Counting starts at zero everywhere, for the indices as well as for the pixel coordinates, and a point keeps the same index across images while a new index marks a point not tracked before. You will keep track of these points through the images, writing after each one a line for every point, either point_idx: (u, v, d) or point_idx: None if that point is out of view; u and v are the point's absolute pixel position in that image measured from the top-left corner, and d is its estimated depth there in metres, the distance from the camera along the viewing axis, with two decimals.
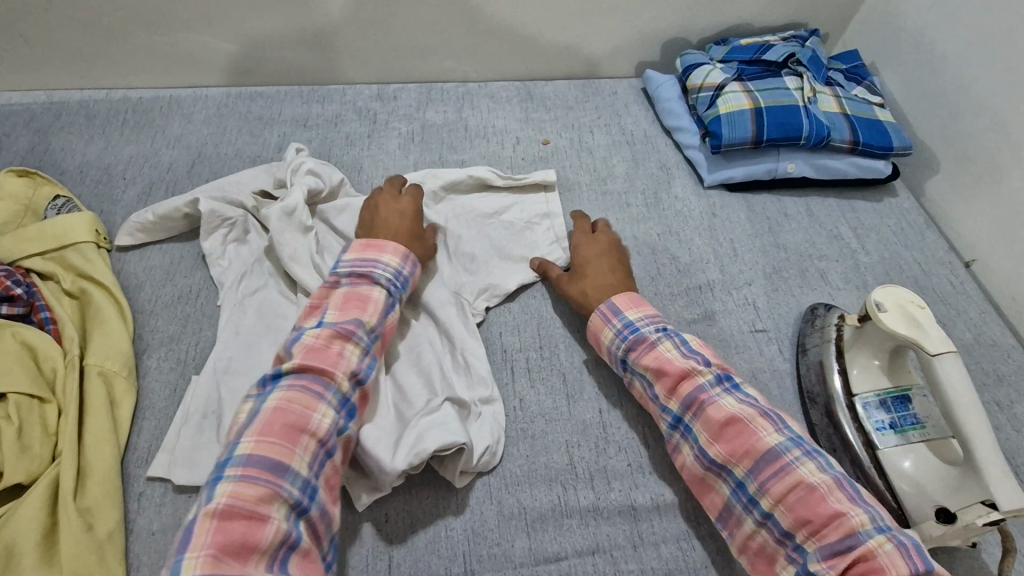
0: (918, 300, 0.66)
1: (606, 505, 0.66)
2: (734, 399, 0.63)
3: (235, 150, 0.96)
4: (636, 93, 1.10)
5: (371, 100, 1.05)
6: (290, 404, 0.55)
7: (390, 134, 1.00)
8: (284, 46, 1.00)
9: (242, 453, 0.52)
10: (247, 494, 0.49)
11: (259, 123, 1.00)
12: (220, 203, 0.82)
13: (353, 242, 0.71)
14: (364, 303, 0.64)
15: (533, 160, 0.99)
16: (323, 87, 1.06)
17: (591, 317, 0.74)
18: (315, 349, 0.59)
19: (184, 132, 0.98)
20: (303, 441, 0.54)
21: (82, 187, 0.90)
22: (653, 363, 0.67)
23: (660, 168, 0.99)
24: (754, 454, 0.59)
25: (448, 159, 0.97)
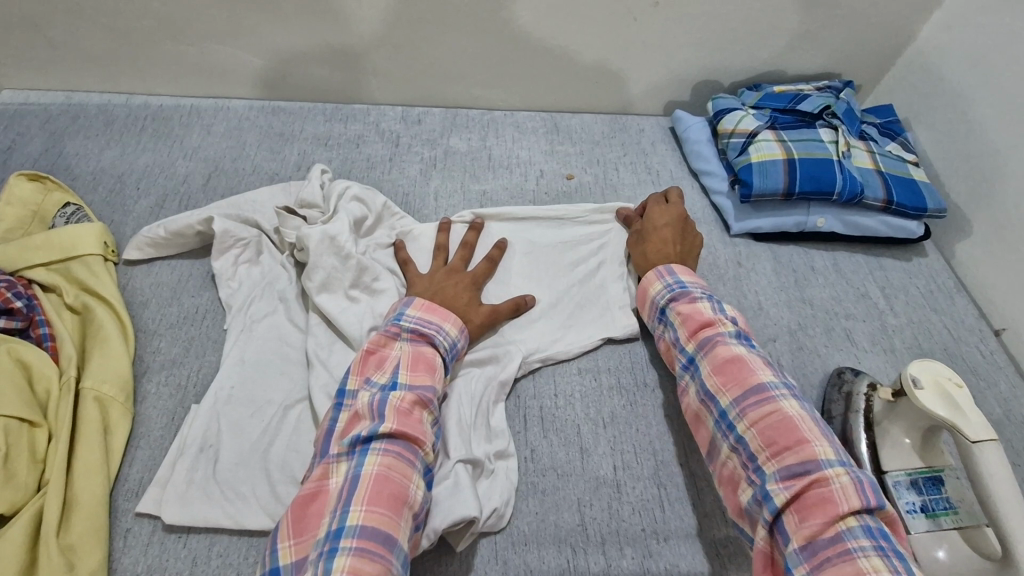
0: (955, 378, 0.63)
1: (617, 573, 0.63)
2: (745, 347, 0.65)
3: (253, 165, 0.94)
4: (663, 132, 1.08)
5: (395, 122, 1.03)
6: (389, 474, 0.55)
7: (412, 159, 0.98)
8: (310, 63, 0.99)
9: (354, 526, 0.51)
10: (365, 572, 0.49)
11: (280, 139, 0.98)
12: (233, 223, 0.79)
13: (415, 298, 0.70)
14: (432, 366, 0.65)
15: (557, 195, 0.96)
16: (347, 106, 1.04)
17: (646, 275, 0.77)
18: (401, 413, 0.59)
19: (203, 143, 0.96)
20: (404, 512, 0.54)
21: (95, 194, 0.87)
22: (684, 312, 0.70)
23: (685, 212, 0.96)
24: (743, 384, 0.61)
25: (469, 188, 0.95)
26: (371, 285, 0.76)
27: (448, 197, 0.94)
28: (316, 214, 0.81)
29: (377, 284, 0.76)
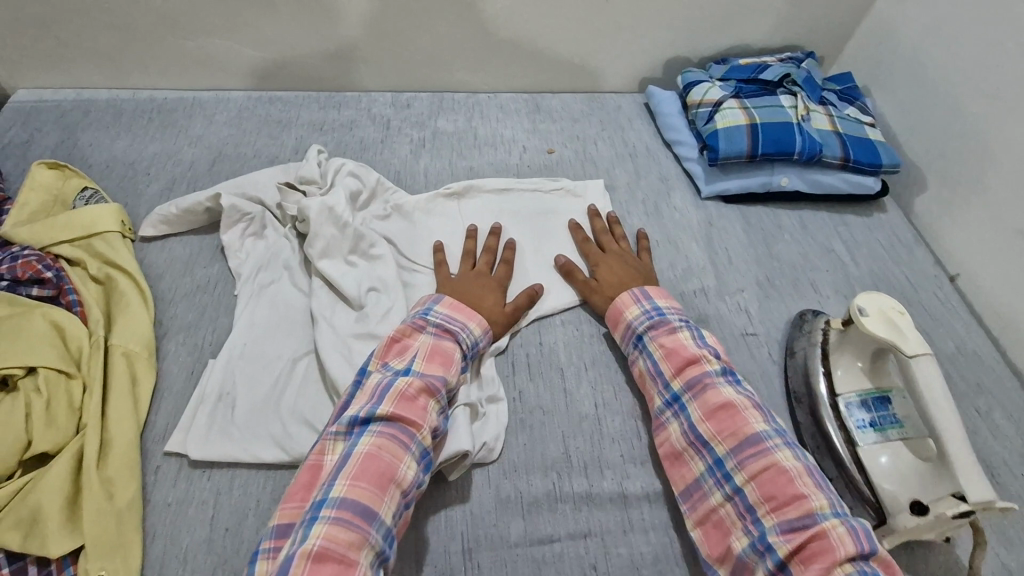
0: (899, 308, 0.70)
1: (598, 492, 0.69)
2: (733, 389, 0.69)
3: (255, 150, 1.01)
4: (639, 107, 1.15)
5: (386, 107, 1.09)
6: (380, 452, 0.60)
7: (403, 140, 1.04)
8: (305, 54, 1.05)
9: (336, 497, 0.57)
10: (340, 538, 0.55)
11: (278, 126, 1.04)
12: (240, 200, 0.86)
13: (445, 296, 0.76)
14: (448, 360, 0.70)
15: (539, 168, 1.03)
16: (339, 93, 1.11)
17: (620, 296, 0.80)
18: (405, 398, 0.64)
19: (206, 132, 1.03)
20: (389, 491, 0.59)
21: (110, 182, 0.94)
22: (668, 345, 0.73)
23: (659, 180, 1.03)
24: (738, 436, 0.65)
25: (457, 165, 1.02)
26: (368, 252, 0.84)
27: (437, 173, 1.01)
28: (315, 189, 0.88)
29: (374, 249, 0.84)
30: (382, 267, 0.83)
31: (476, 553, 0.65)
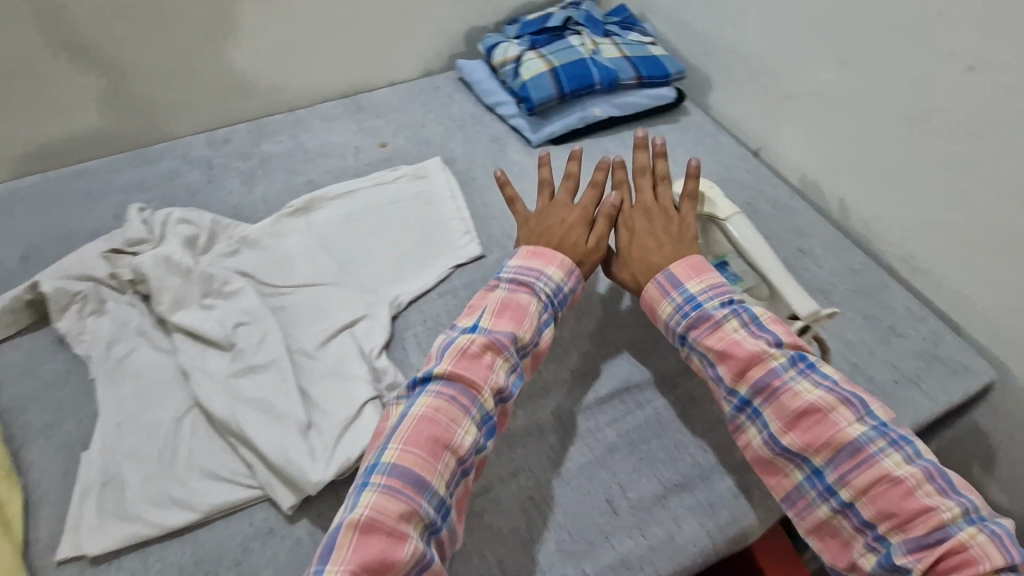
0: (709, 183, 0.85)
1: (515, 432, 0.76)
2: (812, 383, 0.66)
3: (68, 229, 0.92)
4: (455, 82, 1.20)
5: (201, 147, 1.04)
6: (437, 415, 0.62)
7: (231, 175, 1.01)
8: (88, 118, 0.97)
9: (387, 463, 0.59)
10: (388, 510, 0.56)
11: (86, 198, 0.96)
12: (64, 279, 0.79)
13: (519, 248, 0.78)
14: (520, 312, 0.71)
15: (378, 163, 1.05)
16: (145, 147, 1.04)
17: (519, 296, 0.72)
18: (467, 359, 0.66)
19: (2, 225, 0.92)
20: (442, 457, 0.60)
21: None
22: (717, 346, 0.70)
23: (490, 142, 1.09)
24: (835, 445, 0.63)
25: (296, 183, 1.01)
26: (223, 290, 0.81)
27: (277, 196, 0.99)
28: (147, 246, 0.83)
29: (230, 286, 0.81)
30: (246, 300, 0.80)
31: None
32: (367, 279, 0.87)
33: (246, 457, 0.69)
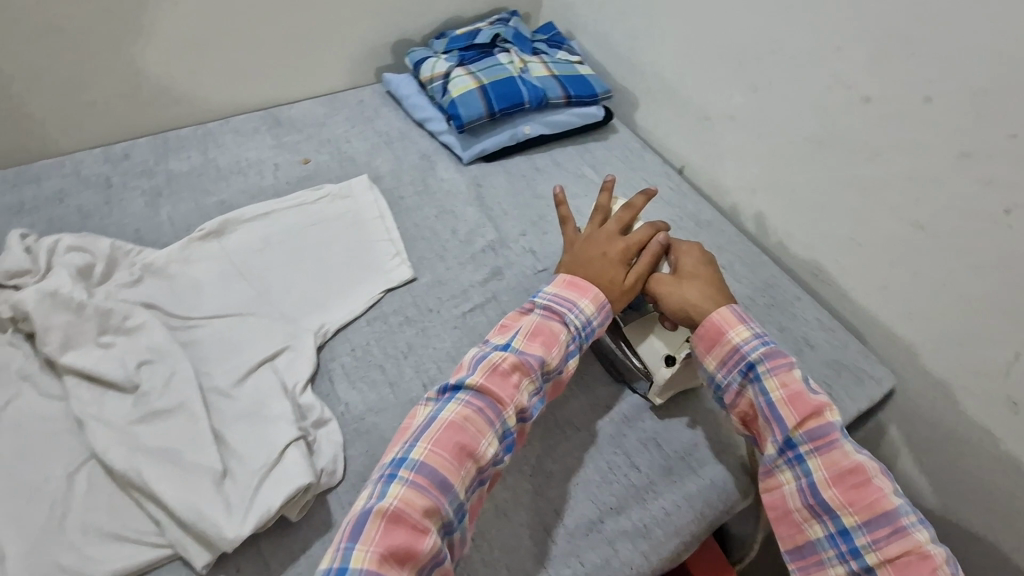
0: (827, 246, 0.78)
1: (638, 461, 0.76)
2: (856, 447, 0.64)
3: (265, 151, 1.01)
4: (639, 86, 1.16)
5: (390, 107, 1.13)
6: (465, 425, 0.60)
7: (411, 139, 1.08)
8: (311, 62, 1.08)
9: (415, 459, 0.58)
10: (415, 504, 0.55)
11: (286, 127, 1.05)
12: (265, 212, 0.91)
13: (556, 276, 0.75)
14: (553, 339, 0.69)
15: (546, 163, 1.08)
16: (340, 95, 1.13)
17: (718, 311, 0.70)
18: (497, 373, 0.64)
19: (216, 134, 1.02)
20: (466, 465, 0.59)
21: (128, 180, 0.94)
22: (790, 386, 0.65)
23: (655, 154, 1.15)
24: (874, 508, 0.61)
25: (468, 158, 1.04)
26: (386, 258, 0.90)
27: (448, 169, 1.04)
28: (334, 200, 0.95)
29: (393, 256, 0.91)
30: (402, 274, 0.89)
31: (525, 525, 0.69)
32: (515, 262, 0.93)
33: (380, 395, 0.77)
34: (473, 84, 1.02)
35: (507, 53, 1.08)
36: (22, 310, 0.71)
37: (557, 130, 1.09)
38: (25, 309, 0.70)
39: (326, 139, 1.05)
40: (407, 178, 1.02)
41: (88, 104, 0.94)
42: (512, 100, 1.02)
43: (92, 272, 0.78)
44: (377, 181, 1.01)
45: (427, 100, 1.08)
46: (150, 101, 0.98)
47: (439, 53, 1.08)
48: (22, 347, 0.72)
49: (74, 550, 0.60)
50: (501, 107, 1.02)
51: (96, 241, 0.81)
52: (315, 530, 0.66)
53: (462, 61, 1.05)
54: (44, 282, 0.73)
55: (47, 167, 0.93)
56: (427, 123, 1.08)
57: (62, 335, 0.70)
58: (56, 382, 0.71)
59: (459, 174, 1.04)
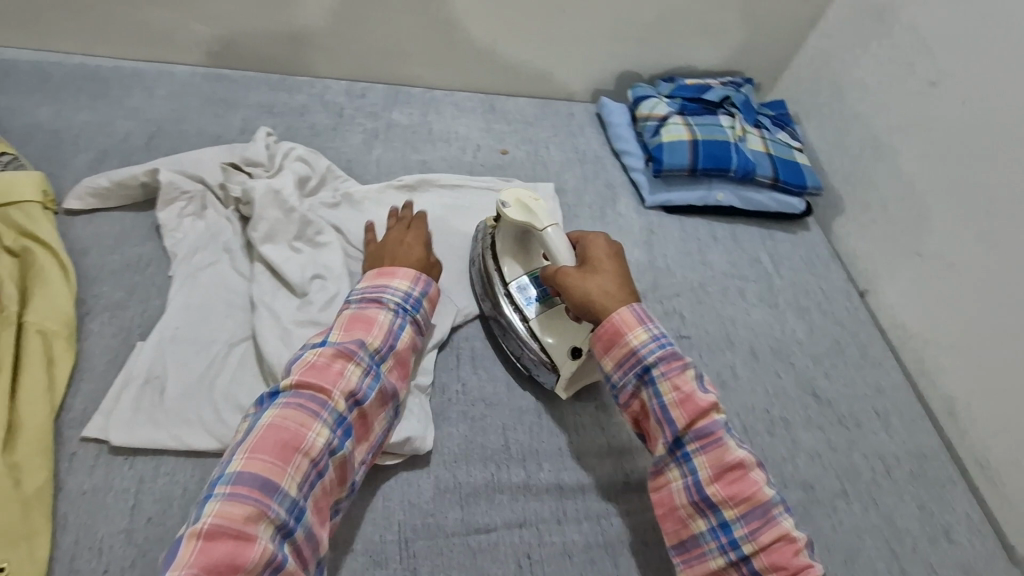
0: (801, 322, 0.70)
1: None
2: (737, 444, 0.64)
3: (475, 131, 1.08)
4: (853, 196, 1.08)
5: (597, 129, 1.15)
6: (283, 423, 0.57)
7: (605, 165, 1.09)
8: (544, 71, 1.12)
9: (232, 472, 0.53)
10: (232, 514, 0.51)
11: (499, 116, 1.11)
12: (456, 184, 0.98)
13: (367, 271, 0.74)
14: (370, 323, 0.67)
15: (726, 235, 1.04)
16: (556, 102, 1.17)
17: (620, 311, 0.68)
18: (315, 366, 0.61)
19: (439, 100, 1.10)
20: (294, 462, 0.55)
21: (356, 116, 1.04)
22: (711, 451, 0.63)
23: (842, 269, 1.06)
24: (751, 501, 0.61)
25: (653, 201, 1.04)
26: None
27: (629, 206, 1.04)
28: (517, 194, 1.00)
29: None
30: None
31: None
32: (661, 318, 0.91)
33: (495, 389, 0.78)
34: (686, 136, 1.01)
35: (729, 117, 1.07)
36: (247, 196, 0.81)
37: (748, 207, 1.05)
38: (250, 196, 0.81)
39: (528, 139, 1.09)
40: (587, 201, 1.04)
41: (351, 45, 1.03)
42: (719, 164, 1.00)
43: (306, 184, 0.88)
44: (559, 193, 1.03)
45: (632, 134, 1.09)
46: (399, 58, 1.06)
47: (662, 96, 1.09)
48: (234, 224, 0.83)
49: (212, 409, 0.67)
50: (705, 167, 1.00)
51: (319, 159, 0.91)
52: (400, 485, 0.68)
53: (683, 110, 1.05)
54: (272, 180, 0.83)
55: (301, 83, 1.05)
56: (624, 156, 1.09)
57: (267, 227, 0.80)
58: (247, 263, 0.80)
59: (637, 214, 1.03)
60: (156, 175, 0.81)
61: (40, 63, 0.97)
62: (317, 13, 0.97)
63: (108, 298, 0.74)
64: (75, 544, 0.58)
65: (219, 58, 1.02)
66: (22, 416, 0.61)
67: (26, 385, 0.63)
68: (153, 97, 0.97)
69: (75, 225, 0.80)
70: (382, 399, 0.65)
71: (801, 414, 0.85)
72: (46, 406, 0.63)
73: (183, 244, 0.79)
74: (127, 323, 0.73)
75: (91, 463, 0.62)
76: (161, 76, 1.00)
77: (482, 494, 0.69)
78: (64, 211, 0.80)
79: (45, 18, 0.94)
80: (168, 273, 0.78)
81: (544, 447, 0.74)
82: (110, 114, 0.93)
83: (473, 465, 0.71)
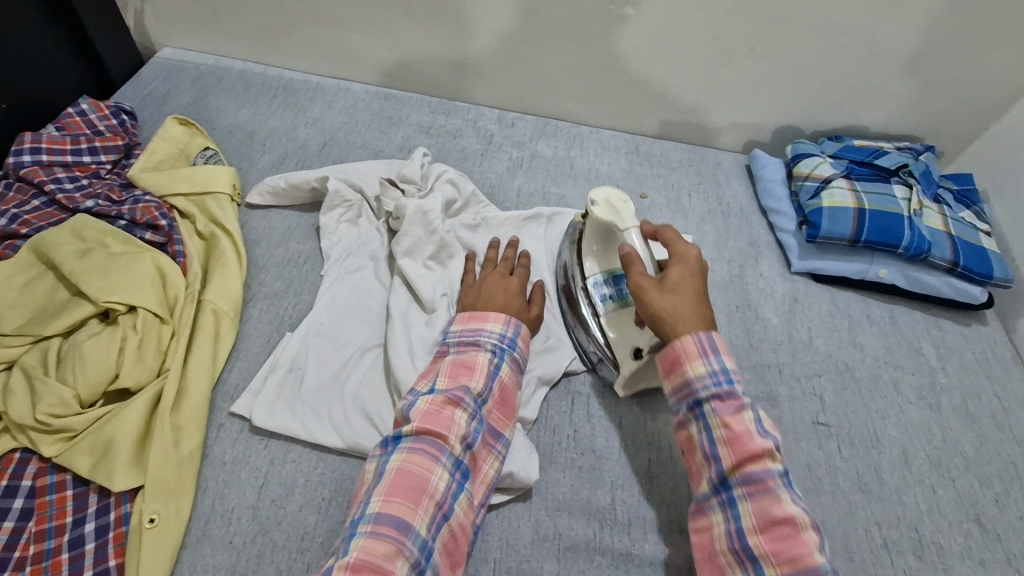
0: (626, 198, 0.77)
1: None
2: (782, 481, 0.58)
3: (617, 171, 1.07)
4: None
5: (745, 182, 1.09)
6: (410, 467, 0.58)
7: (749, 221, 1.03)
8: (698, 117, 1.09)
9: (372, 512, 0.55)
10: (378, 551, 0.53)
11: (642, 158, 1.10)
12: None
13: (458, 314, 0.75)
14: (473, 369, 0.67)
15: (879, 318, 0.94)
16: (703, 150, 1.13)
17: (683, 340, 0.64)
18: (428, 413, 0.62)
19: (584, 138, 1.11)
20: (423, 503, 0.57)
21: (505, 144, 1.07)
22: (732, 428, 0.60)
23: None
24: (779, 533, 0.55)
25: (800, 267, 0.96)
26: None
27: (770, 269, 0.97)
28: None
29: None
30: None
31: None
32: (797, 397, 0.83)
33: (607, 440, 0.75)
34: (852, 204, 0.93)
35: (904, 187, 0.96)
36: (399, 212, 0.85)
37: (914, 288, 0.94)
38: (401, 212, 0.85)
39: (671, 185, 1.06)
40: (726, 256, 0.98)
41: (510, 77, 1.07)
42: (887, 238, 0.91)
43: (451, 206, 0.91)
44: (697, 244, 0.99)
45: (785, 192, 1.02)
46: (553, 94, 1.08)
47: (826, 155, 1.01)
48: (382, 236, 0.88)
49: (341, 408, 0.71)
50: (869, 239, 0.91)
51: (466, 183, 0.94)
52: (500, 521, 0.68)
53: (850, 173, 0.97)
54: (423, 199, 0.87)
55: (458, 108, 1.11)
56: (772, 214, 1.02)
57: (410, 242, 0.83)
58: (387, 274, 0.84)
59: (781, 279, 0.96)
60: (325, 182, 0.89)
61: (247, 72, 1.11)
62: (484, 44, 1.02)
63: (268, 287, 0.82)
64: (211, 509, 0.64)
65: (391, 78, 1.11)
66: (189, 384, 0.69)
67: (196, 357, 0.71)
68: (330, 109, 1.07)
69: (252, 217, 0.89)
70: (488, 440, 0.66)
71: (959, 540, 0.74)
72: (208, 378, 0.70)
73: (338, 248, 0.86)
74: (282, 313, 0.80)
75: (234, 436, 0.69)
76: (340, 91, 1.10)
77: (581, 551, 0.67)
78: (245, 204, 0.91)
79: (257, 34, 1.08)
80: (321, 272, 0.84)
81: (650, 513, 0.70)
82: (294, 121, 1.04)
83: (576, 516, 0.69)
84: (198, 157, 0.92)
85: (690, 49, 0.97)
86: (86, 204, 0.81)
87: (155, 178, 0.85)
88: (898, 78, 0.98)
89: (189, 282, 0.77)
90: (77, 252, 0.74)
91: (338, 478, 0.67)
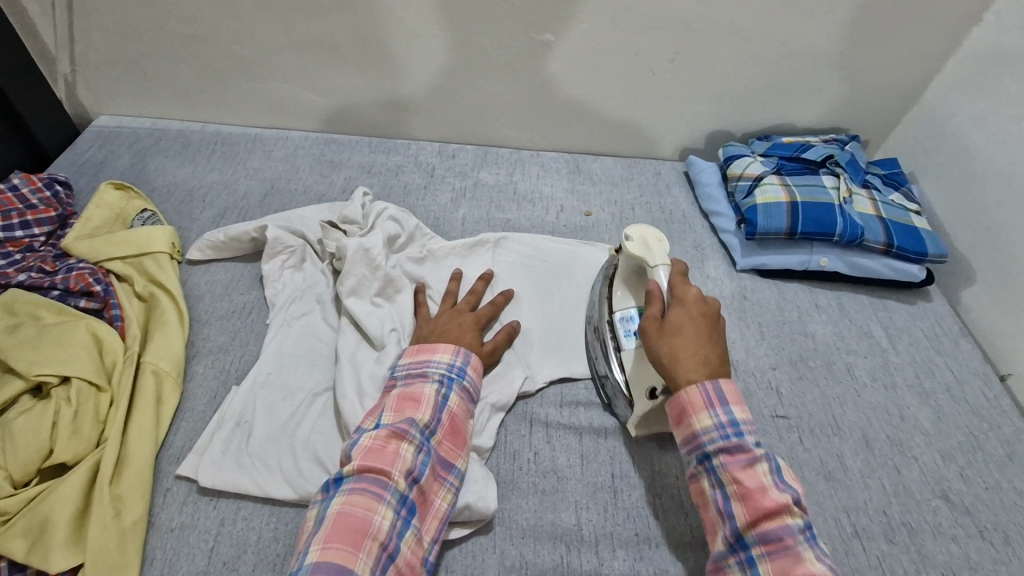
0: (659, 236, 0.76)
1: None
2: (767, 461, 0.59)
3: (559, 190, 1.09)
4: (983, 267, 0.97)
5: (684, 187, 1.12)
6: (351, 509, 0.57)
7: (691, 225, 1.05)
8: (631, 130, 1.12)
9: (309, 563, 0.53)
10: None
11: (583, 175, 1.12)
12: (535, 239, 0.97)
13: (407, 347, 0.75)
14: (418, 402, 0.66)
15: (826, 306, 0.96)
16: (642, 161, 1.16)
17: (689, 390, 0.63)
18: (371, 449, 0.61)
19: (524, 161, 1.13)
20: (365, 546, 0.55)
21: (447, 175, 1.09)
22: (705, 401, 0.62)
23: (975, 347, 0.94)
24: (768, 521, 0.56)
25: (745, 263, 0.98)
26: None
27: (717, 270, 0.99)
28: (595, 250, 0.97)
29: None
30: None
31: None
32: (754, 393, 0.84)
33: (569, 460, 0.74)
34: (785, 198, 0.95)
35: (833, 176, 1.00)
36: (340, 253, 0.85)
37: (857, 273, 0.97)
38: (343, 252, 0.85)
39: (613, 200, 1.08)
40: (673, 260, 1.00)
41: (445, 111, 1.09)
42: (822, 227, 0.93)
43: (395, 241, 0.91)
44: None
45: (723, 194, 1.05)
46: (490, 122, 1.11)
47: (756, 155, 1.04)
48: (328, 278, 0.88)
49: (291, 458, 0.69)
50: (805, 230, 0.94)
51: (408, 218, 0.95)
52: (464, 557, 0.66)
53: (780, 169, 1.00)
54: (364, 238, 0.87)
55: (399, 145, 1.13)
56: (713, 216, 1.04)
57: (354, 282, 0.83)
58: (335, 316, 0.84)
59: (728, 278, 0.98)
60: (264, 231, 0.88)
61: (183, 131, 1.11)
62: (415, 82, 1.04)
63: (213, 342, 0.81)
64: None
65: (328, 123, 1.13)
66: (130, 451, 0.67)
67: (137, 423, 0.69)
68: (270, 158, 1.08)
69: (194, 273, 0.89)
70: (436, 473, 0.64)
71: (928, 518, 0.74)
72: (150, 441, 0.69)
73: (282, 294, 0.85)
74: (227, 367, 0.78)
75: (181, 500, 0.66)
76: (279, 140, 1.11)
77: None
78: (186, 261, 0.90)
79: (191, 94, 1.09)
80: (267, 320, 0.83)
81: (616, 531, 0.69)
82: (233, 175, 1.04)
83: (543, 543, 0.68)
84: (136, 220, 0.91)
85: (614, 67, 1.01)
86: (17, 277, 0.80)
87: (88, 245, 0.84)
88: (812, 76, 1.03)
89: (128, 345, 0.76)
90: (7, 328, 0.72)
91: (292, 531, 0.65)
